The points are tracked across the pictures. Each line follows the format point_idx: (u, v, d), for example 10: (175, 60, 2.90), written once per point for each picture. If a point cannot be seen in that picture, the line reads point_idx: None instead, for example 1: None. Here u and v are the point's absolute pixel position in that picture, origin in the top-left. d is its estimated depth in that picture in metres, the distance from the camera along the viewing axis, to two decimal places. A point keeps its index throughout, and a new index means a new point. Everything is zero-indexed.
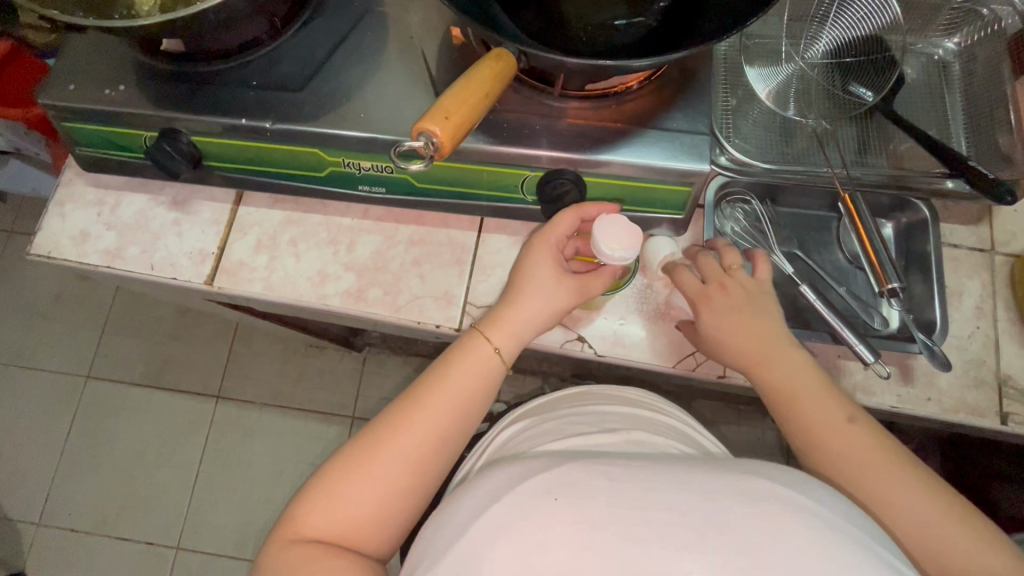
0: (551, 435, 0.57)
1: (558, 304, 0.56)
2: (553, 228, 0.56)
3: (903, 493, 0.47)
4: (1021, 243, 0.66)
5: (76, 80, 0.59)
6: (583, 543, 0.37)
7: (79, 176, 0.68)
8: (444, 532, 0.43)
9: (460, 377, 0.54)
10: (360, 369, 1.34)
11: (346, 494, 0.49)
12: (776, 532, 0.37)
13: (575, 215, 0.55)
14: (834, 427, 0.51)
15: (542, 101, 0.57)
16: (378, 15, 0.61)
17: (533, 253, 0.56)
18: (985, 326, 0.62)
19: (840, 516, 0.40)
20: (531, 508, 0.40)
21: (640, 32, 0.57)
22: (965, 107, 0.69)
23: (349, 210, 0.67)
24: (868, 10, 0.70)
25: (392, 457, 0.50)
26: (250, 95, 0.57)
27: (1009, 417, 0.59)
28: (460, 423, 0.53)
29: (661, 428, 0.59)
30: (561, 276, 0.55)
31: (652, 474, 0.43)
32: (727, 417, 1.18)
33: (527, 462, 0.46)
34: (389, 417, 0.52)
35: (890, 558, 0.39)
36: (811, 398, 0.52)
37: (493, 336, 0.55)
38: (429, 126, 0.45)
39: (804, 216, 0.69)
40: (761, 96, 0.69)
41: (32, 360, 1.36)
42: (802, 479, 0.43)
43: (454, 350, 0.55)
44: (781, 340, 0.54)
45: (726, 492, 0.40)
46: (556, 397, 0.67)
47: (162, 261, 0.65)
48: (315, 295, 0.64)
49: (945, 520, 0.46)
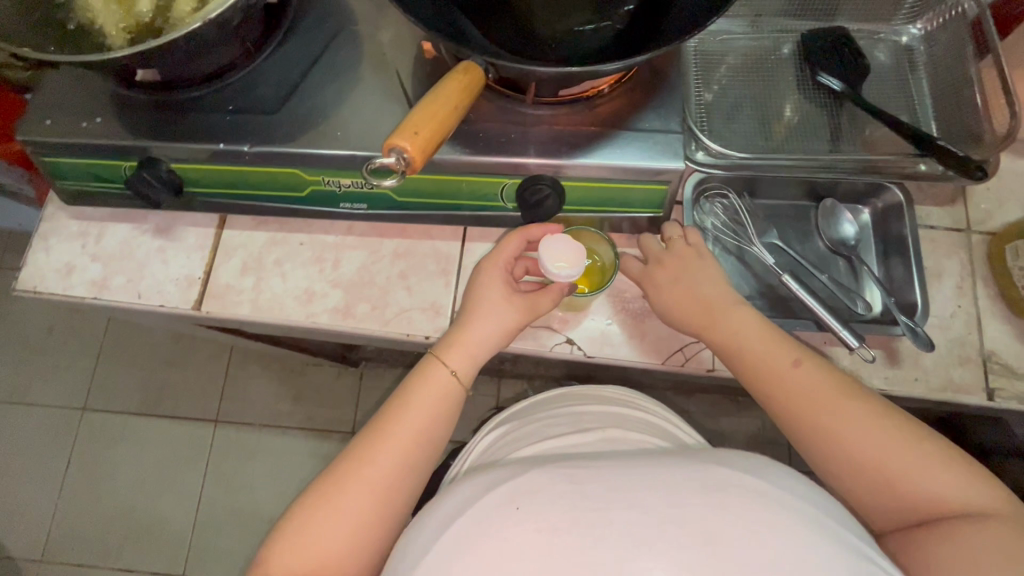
0: (531, 439, 0.58)
1: (509, 324, 0.57)
2: (500, 251, 0.58)
3: (843, 430, 0.50)
4: (997, 220, 0.67)
5: (53, 115, 0.59)
6: (546, 549, 0.38)
7: (61, 210, 0.68)
8: (414, 543, 0.44)
9: (421, 404, 0.54)
10: (356, 383, 1.34)
11: (318, 524, 0.49)
12: (737, 519, 0.39)
13: (520, 239, 0.58)
14: (784, 377, 0.53)
15: (516, 109, 0.58)
16: (350, 34, 0.62)
17: (486, 275, 0.58)
18: (966, 304, 0.63)
19: (803, 500, 0.41)
20: (495, 518, 0.40)
21: (608, 37, 0.58)
22: (932, 89, 0.71)
23: (334, 228, 0.67)
24: (827, 14, 0.75)
25: (364, 480, 0.50)
26: (226, 120, 0.58)
27: (995, 393, 0.60)
28: (423, 445, 0.53)
29: (638, 428, 0.59)
30: (512, 297, 0.57)
31: (617, 474, 0.43)
32: (727, 410, 1.21)
33: (494, 471, 0.46)
34: (354, 448, 0.52)
35: (850, 539, 0.40)
36: (755, 365, 0.55)
37: (449, 359, 0.56)
38: (398, 141, 0.45)
39: (781, 207, 0.70)
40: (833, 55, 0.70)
41: (25, 396, 1.35)
42: (763, 466, 0.44)
43: (413, 377, 0.56)
44: (752, 334, 0.56)
45: (688, 484, 0.41)
46: (535, 401, 0.67)
47: (149, 289, 0.65)
48: (303, 313, 0.64)
49: (905, 464, 0.48)
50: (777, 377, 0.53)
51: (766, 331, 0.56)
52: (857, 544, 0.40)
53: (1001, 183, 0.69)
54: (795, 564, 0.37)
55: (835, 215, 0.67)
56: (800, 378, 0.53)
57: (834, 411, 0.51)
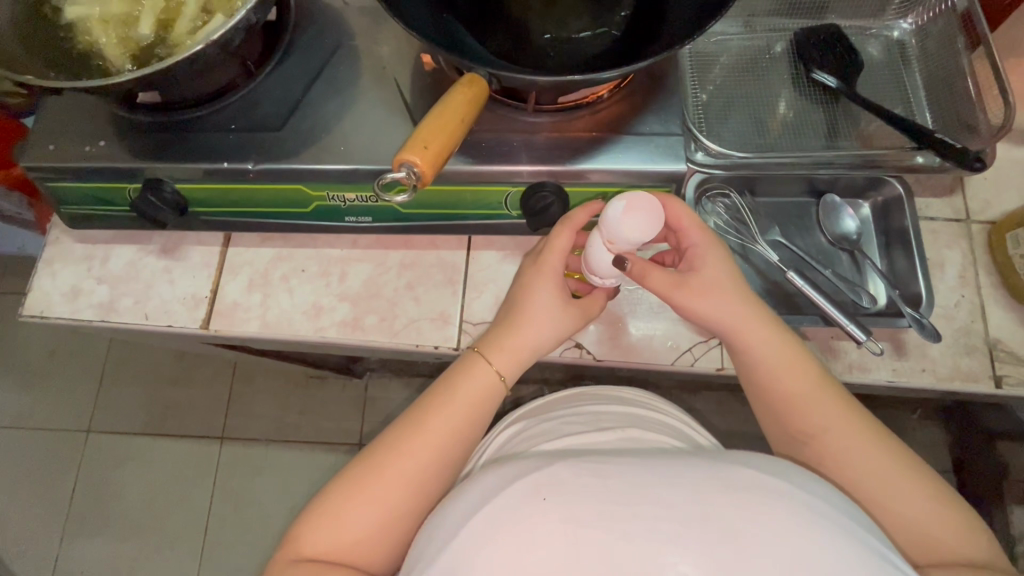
0: (550, 435, 0.58)
1: (561, 332, 0.56)
2: (552, 248, 0.55)
3: (862, 463, 0.52)
4: (996, 209, 0.67)
5: (56, 140, 0.59)
6: (571, 541, 0.38)
7: (66, 233, 0.68)
8: (438, 532, 0.44)
9: (465, 404, 0.53)
10: (362, 395, 1.34)
11: (350, 510, 0.49)
12: (760, 519, 0.39)
13: (569, 233, 0.55)
14: (800, 396, 0.54)
15: (517, 118, 0.58)
16: (349, 48, 0.62)
17: (539, 276, 0.55)
18: (970, 293, 0.64)
19: (823, 501, 0.41)
20: (520, 508, 0.40)
21: (605, 43, 0.59)
22: (925, 82, 0.71)
23: (338, 241, 0.67)
24: (818, 12, 0.76)
25: (395, 473, 0.50)
26: (229, 139, 0.58)
27: (1003, 380, 0.60)
28: (457, 447, 0.53)
29: (657, 427, 0.60)
30: (568, 305, 0.56)
31: (644, 468, 0.43)
32: (733, 408, 1.22)
33: (519, 462, 0.46)
34: (391, 435, 0.52)
35: (868, 535, 0.41)
36: (780, 376, 0.54)
37: (496, 360, 0.55)
38: (408, 157, 0.45)
39: (780, 205, 0.70)
40: (827, 52, 0.71)
41: (30, 420, 1.35)
42: (785, 465, 0.44)
43: (455, 372, 0.55)
44: (772, 344, 0.54)
45: (712, 483, 0.41)
46: (553, 399, 0.68)
47: (156, 309, 0.65)
48: (311, 328, 0.64)
49: (898, 486, 0.50)
50: (797, 407, 0.54)
51: (792, 352, 0.54)
52: (875, 544, 0.40)
53: (998, 172, 0.69)
54: (813, 565, 0.37)
55: (836, 210, 0.68)
56: (826, 409, 0.53)
57: (844, 427, 0.53)
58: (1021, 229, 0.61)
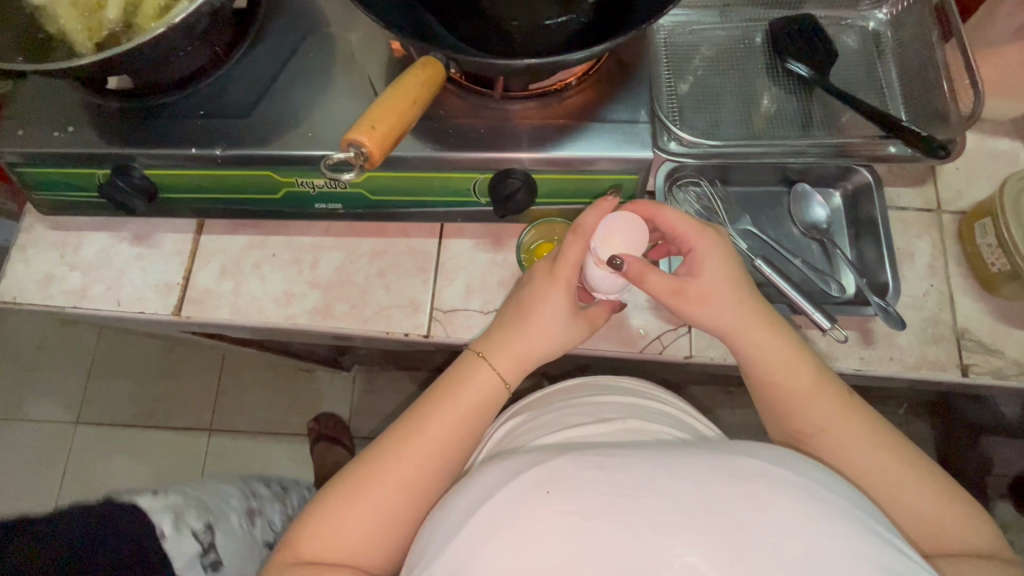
0: (550, 427, 0.58)
1: (568, 342, 0.56)
2: (565, 259, 0.53)
3: (867, 456, 0.51)
4: (967, 199, 0.67)
5: (27, 125, 0.59)
6: (578, 533, 0.38)
7: (39, 220, 0.68)
8: (441, 530, 0.44)
9: (466, 407, 0.53)
10: (350, 388, 1.34)
11: (351, 512, 0.48)
12: (765, 507, 0.39)
13: (584, 246, 0.53)
14: (808, 394, 0.53)
15: (484, 105, 0.58)
16: (319, 35, 0.62)
17: (548, 287, 0.54)
18: (938, 282, 0.64)
19: (832, 492, 0.41)
20: (523, 503, 0.41)
21: (572, 31, 0.59)
22: (899, 73, 0.72)
23: (311, 229, 0.67)
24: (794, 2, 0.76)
25: (396, 474, 0.50)
26: (198, 125, 0.58)
27: (969, 369, 0.60)
28: (462, 443, 0.52)
29: (656, 417, 0.60)
30: (577, 316, 0.55)
31: (646, 461, 0.43)
32: (719, 401, 1.23)
33: (519, 458, 0.46)
34: (392, 435, 0.52)
35: (874, 526, 0.41)
36: (786, 373, 0.53)
37: (501, 367, 0.54)
38: (356, 136, 0.45)
39: (754, 194, 0.70)
40: (801, 42, 0.71)
41: (18, 412, 1.35)
42: (791, 458, 0.44)
43: (455, 376, 0.54)
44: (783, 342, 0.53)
45: (716, 473, 0.41)
46: (550, 390, 0.68)
47: (128, 296, 0.65)
48: (283, 315, 0.64)
49: (901, 477, 0.50)
50: (801, 405, 0.53)
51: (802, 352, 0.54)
52: (881, 532, 0.41)
53: (971, 161, 0.69)
54: (820, 553, 0.37)
55: (806, 199, 0.68)
56: (833, 406, 0.53)
57: (848, 421, 0.52)
58: (989, 218, 0.62)
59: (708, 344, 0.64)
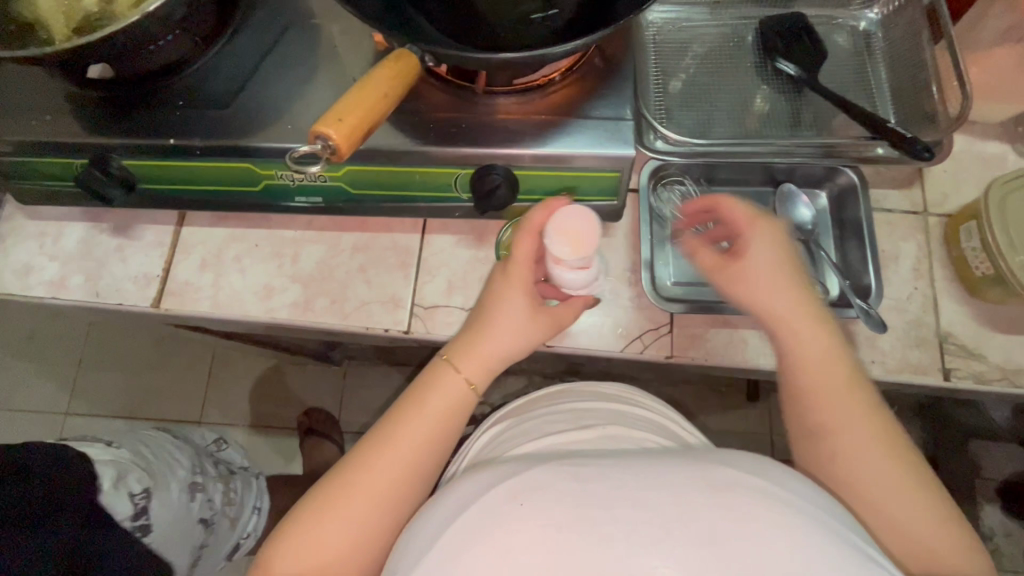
0: (531, 436, 0.57)
1: (533, 340, 0.56)
2: (518, 258, 0.53)
3: (873, 466, 0.47)
4: (954, 202, 0.67)
5: (4, 114, 0.59)
6: (552, 546, 0.37)
7: (19, 210, 0.67)
8: (417, 544, 0.43)
9: (433, 409, 0.52)
10: (339, 382, 1.34)
11: (325, 525, 0.47)
12: (742, 519, 0.38)
13: (534, 239, 0.53)
14: (832, 391, 0.50)
15: (466, 100, 0.58)
16: (301, 26, 0.61)
17: (506, 289, 0.54)
18: (923, 285, 0.63)
19: (812, 505, 0.41)
20: (498, 515, 0.40)
21: (556, 26, 0.58)
22: (888, 73, 0.71)
23: (293, 222, 0.67)
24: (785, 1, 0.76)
25: (370, 482, 0.49)
26: (176, 115, 0.58)
27: (951, 373, 0.60)
28: (438, 448, 0.52)
29: (637, 424, 0.59)
30: (536, 315, 0.55)
31: (621, 471, 0.43)
32: (708, 401, 1.23)
33: (497, 469, 0.46)
34: (366, 443, 0.51)
35: (854, 539, 0.40)
36: (818, 364, 0.50)
37: (463, 368, 0.54)
38: (322, 129, 0.45)
39: (740, 194, 0.70)
40: (791, 42, 0.70)
41: (6, 402, 1.34)
42: (771, 471, 0.44)
43: (421, 381, 0.54)
44: (821, 331, 0.51)
45: (692, 483, 0.41)
46: (534, 395, 0.68)
47: (107, 288, 0.65)
48: (262, 309, 0.64)
49: (900, 491, 0.46)
50: (819, 402, 0.50)
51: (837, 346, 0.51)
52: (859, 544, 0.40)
53: (959, 164, 0.69)
54: (799, 565, 0.36)
55: (791, 199, 0.68)
56: (851, 408, 0.49)
57: (860, 426, 0.49)
58: (975, 221, 0.61)
59: (690, 344, 0.63)
